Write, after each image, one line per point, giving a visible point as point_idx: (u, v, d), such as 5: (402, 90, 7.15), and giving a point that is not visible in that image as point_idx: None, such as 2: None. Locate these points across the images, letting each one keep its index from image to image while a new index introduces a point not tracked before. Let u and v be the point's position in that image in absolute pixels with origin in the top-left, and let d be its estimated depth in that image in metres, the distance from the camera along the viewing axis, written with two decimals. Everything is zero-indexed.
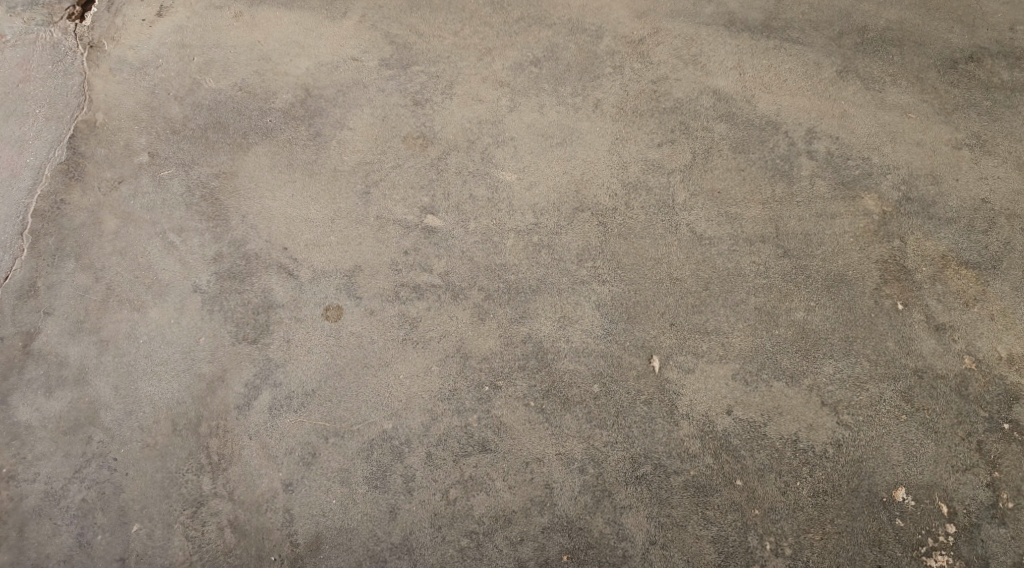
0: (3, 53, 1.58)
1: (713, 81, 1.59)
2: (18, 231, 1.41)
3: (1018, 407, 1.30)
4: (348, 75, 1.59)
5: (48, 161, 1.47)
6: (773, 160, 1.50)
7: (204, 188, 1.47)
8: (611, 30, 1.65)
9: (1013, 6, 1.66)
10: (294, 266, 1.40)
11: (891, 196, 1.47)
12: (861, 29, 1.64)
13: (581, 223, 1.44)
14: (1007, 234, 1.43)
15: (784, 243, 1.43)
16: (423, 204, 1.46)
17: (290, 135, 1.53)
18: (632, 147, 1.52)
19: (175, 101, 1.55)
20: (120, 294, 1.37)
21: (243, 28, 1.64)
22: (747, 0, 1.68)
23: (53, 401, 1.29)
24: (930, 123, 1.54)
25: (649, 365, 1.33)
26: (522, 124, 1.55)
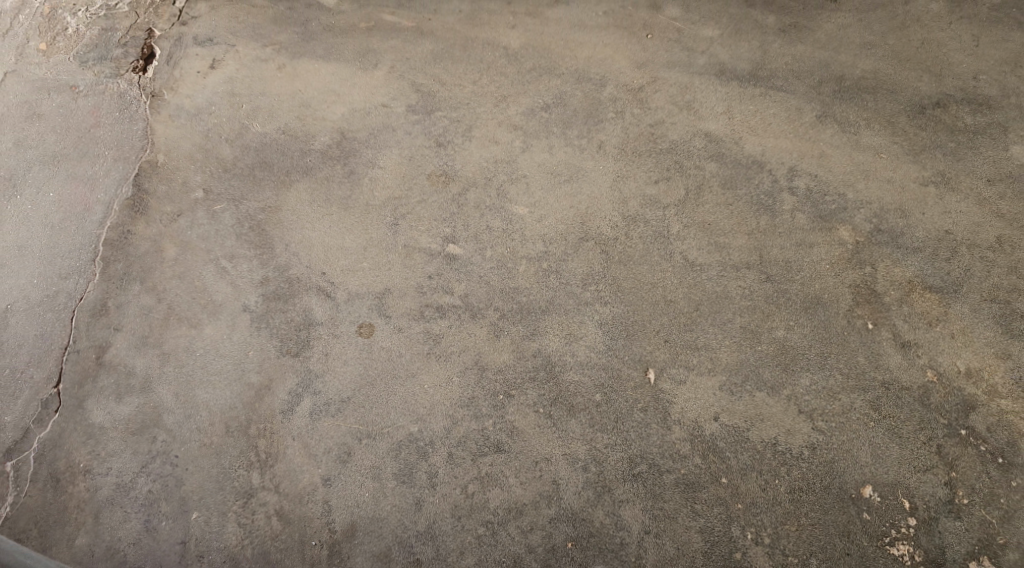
0: (76, 100, 1.80)
1: (704, 125, 1.78)
2: (91, 258, 1.61)
3: (974, 415, 1.46)
4: (378, 120, 1.79)
5: (117, 197, 1.68)
6: (758, 196, 1.68)
7: (252, 220, 1.66)
8: (614, 79, 1.85)
9: (977, 57, 1.82)
10: (332, 289, 1.59)
11: (864, 227, 1.64)
12: (839, 77, 1.82)
13: (586, 251, 1.62)
14: (967, 262, 1.59)
15: (767, 269, 1.60)
16: (446, 234, 1.65)
17: (328, 173, 1.72)
18: (632, 184, 1.70)
19: (226, 143, 1.76)
20: (180, 313, 1.56)
21: (286, 78, 1.85)
22: (736, 52, 1.87)
23: (123, 406, 1.48)
24: (899, 163, 1.70)
25: (645, 377, 1.50)
26: (533, 163, 1.74)
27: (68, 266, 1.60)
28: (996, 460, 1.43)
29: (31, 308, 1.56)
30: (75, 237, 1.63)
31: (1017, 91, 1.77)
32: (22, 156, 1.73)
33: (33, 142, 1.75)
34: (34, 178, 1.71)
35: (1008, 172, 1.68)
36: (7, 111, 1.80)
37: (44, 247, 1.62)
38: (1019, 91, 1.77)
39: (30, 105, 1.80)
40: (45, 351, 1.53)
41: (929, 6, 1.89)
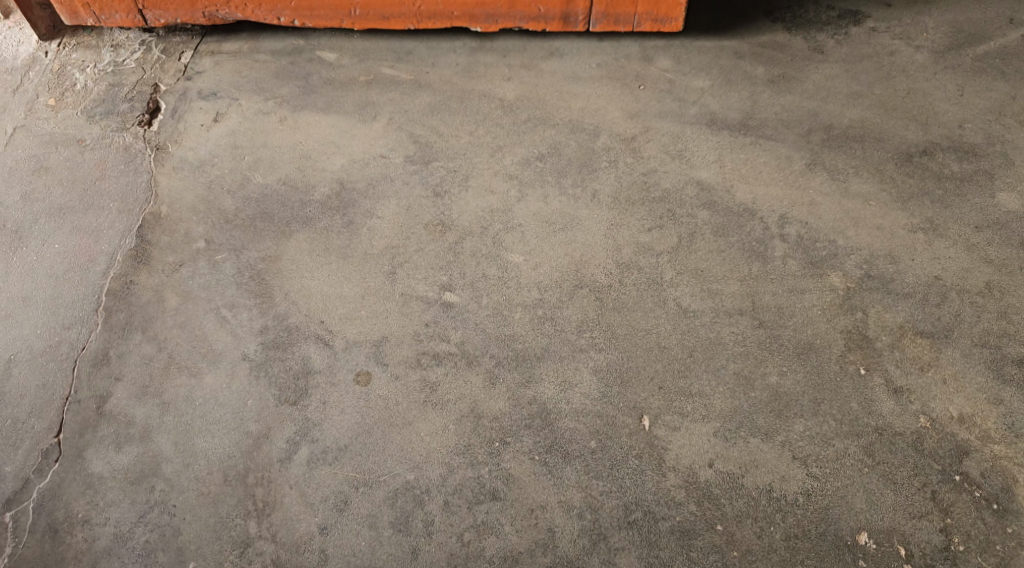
0: (83, 153, 1.86)
1: (696, 173, 1.81)
2: (94, 307, 1.64)
3: (968, 461, 1.45)
4: (376, 171, 1.84)
5: (120, 248, 1.72)
6: (750, 243, 1.71)
7: (252, 269, 1.69)
8: (607, 129, 1.90)
9: (962, 107, 1.87)
10: (330, 337, 1.61)
11: (854, 273, 1.65)
12: (827, 126, 1.87)
13: (580, 298, 1.65)
14: (957, 307, 1.60)
15: (759, 315, 1.62)
16: (442, 282, 1.68)
17: (326, 224, 1.76)
18: (626, 231, 1.73)
19: (228, 195, 1.80)
20: (181, 362, 1.58)
21: (287, 130, 1.91)
22: (725, 103, 1.93)
23: (123, 455, 1.49)
24: (887, 210, 1.73)
25: (640, 424, 1.51)
26: (529, 212, 1.77)
27: (71, 316, 1.63)
28: (991, 505, 1.41)
29: (34, 358, 1.59)
30: (78, 288, 1.66)
31: (1002, 139, 1.81)
32: (28, 209, 1.78)
33: (40, 195, 1.79)
34: (40, 230, 1.74)
35: (995, 219, 1.70)
36: (15, 165, 1.85)
37: (48, 298, 1.65)
38: (1004, 138, 1.81)
39: (38, 159, 1.85)
40: (47, 400, 1.55)
41: (914, 57, 1.98)
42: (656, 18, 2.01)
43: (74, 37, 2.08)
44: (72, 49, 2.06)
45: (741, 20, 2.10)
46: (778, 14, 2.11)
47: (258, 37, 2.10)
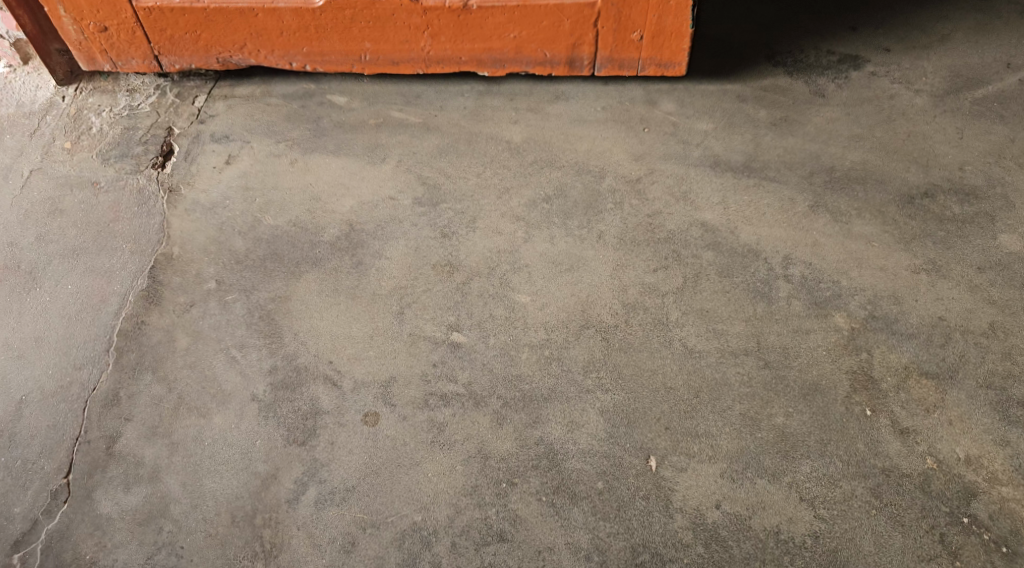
0: (97, 195, 1.90)
1: (701, 215, 1.84)
2: (106, 348, 1.66)
3: (976, 503, 1.44)
4: (385, 212, 1.87)
5: (132, 288, 1.74)
6: (754, 283, 1.72)
7: (262, 309, 1.71)
8: (612, 171, 1.93)
9: (961, 149, 1.90)
10: (339, 377, 1.62)
11: (858, 314, 1.67)
12: (829, 168, 1.89)
13: (586, 338, 1.66)
14: (961, 348, 1.61)
15: (765, 355, 1.62)
16: (450, 322, 1.69)
17: (336, 264, 1.78)
18: (631, 272, 1.75)
19: (239, 236, 1.83)
20: (190, 403, 1.59)
21: (298, 172, 1.95)
22: (729, 145, 1.96)
23: (131, 495, 1.50)
24: (890, 251, 1.75)
25: (646, 465, 1.51)
26: (535, 253, 1.79)
27: (83, 356, 1.65)
28: (1000, 548, 1.40)
29: (45, 398, 1.60)
30: (91, 328, 1.68)
31: (1002, 181, 1.83)
32: (42, 250, 1.80)
33: (54, 237, 1.82)
34: (53, 271, 1.77)
35: (997, 260, 1.72)
36: (30, 207, 1.88)
37: (60, 338, 1.67)
38: (1005, 180, 1.84)
39: (54, 201, 1.89)
40: (57, 441, 1.56)
41: (914, 100, 2.01)
42: (659, 63, 2.06)
43: (91, 82, 2.13)
44: (89, 94, 2.11)
45: (743, 64, 2.14)
46: (779, 58, 2.15)
47: (270, 82, 2.15)
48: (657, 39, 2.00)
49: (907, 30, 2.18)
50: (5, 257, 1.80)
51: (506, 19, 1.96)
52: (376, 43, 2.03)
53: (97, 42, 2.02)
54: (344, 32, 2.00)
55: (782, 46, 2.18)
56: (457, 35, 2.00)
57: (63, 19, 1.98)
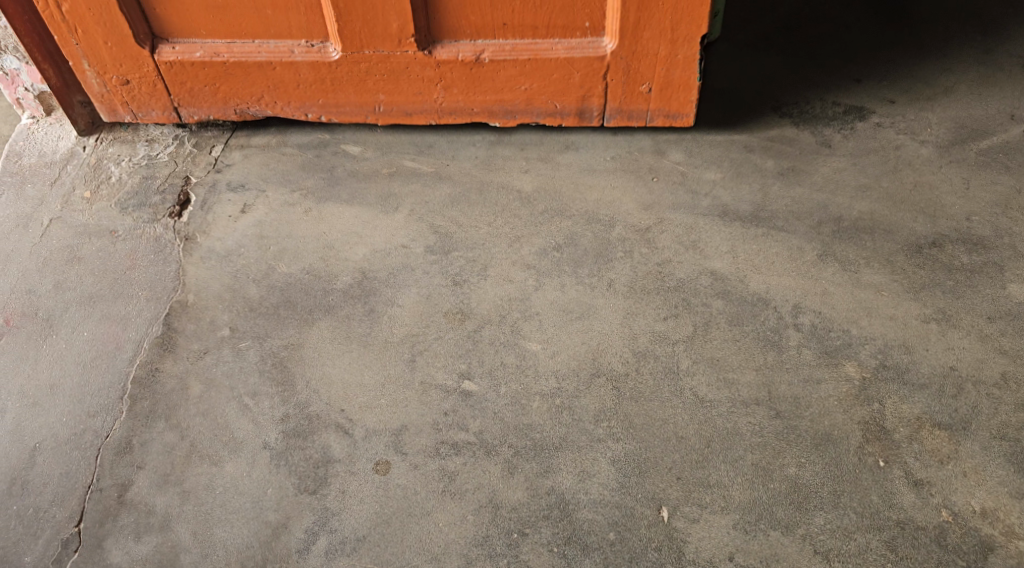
0: (114, 243, 1.93)
1: (710, 263, 1.85)
2: (119, 395, 1.67)
3: (994, 557, 1.42)
4: (398, 260, 1.89)
5: (147, 336, 1.76)
6: (764, 332, 1.73)
7: (274, 357, 1.72)
8: (622, 220, 1.95)
9: (968, 200, 1.92)
10: (350, 425, 1.63)
11: (869, 363, 1.67)
12: (837, 218, 1.91)
13: (597, 387, 1.67)
14: (974, 399, 1.60)
15: (775, 405, 1.62)
16: (461, 370, 1.70)
17: (348, 312, 1.80)
18: (642, 320, 1.77)
19: (253, 283, 1.85)
20: (202, 451, 1.60)
21: (312, 220, 1.98)
22: (737, 195, 1.99)
23: (141, 544, 1.49)
24: (899, 300, 1.76)
25: (658, 515, 1.50)
26: (546, 301, 1.81)
27: (96, 404, 1.66)
28: None
29: (58, 446, 1.60)
30: (105, 375, 1.70)
31: (1009, 231, 1.85)
32: (60, 298, 1.83)
33: (71, 284, 1.85)
34: (70, 319, 1.79)
35: (1006, 309, 1.72)
36: (49, 255, 1.91)
37: (75, 385, 1.68)
38: (1012, 231, 1.85)
39: (72, 249, 1.92)
40: (69, 489, 1.56)
41: (919, 151, 2.04)
42: (667, 114, 2.09)
43: (111, 132, 2.19)
44: (110, 144, 2.16)
45: (750, 114, 2.18)
46: (785, 109, 2.19)
47: (286, 132, 2.20)
48: (665, 91, 2.04)
49: (911, 82, 2.22)
50: (23, 304, 1.82)
51: (517, 72, 2.01)
52: (390, 95, 2.07)
53: (119, 94, 2.08)
54: (359, 84, 2.05)
55: (788, 97, 2.22)
56: (469, 87, 2.05)
57: (86, 73, 2.04)
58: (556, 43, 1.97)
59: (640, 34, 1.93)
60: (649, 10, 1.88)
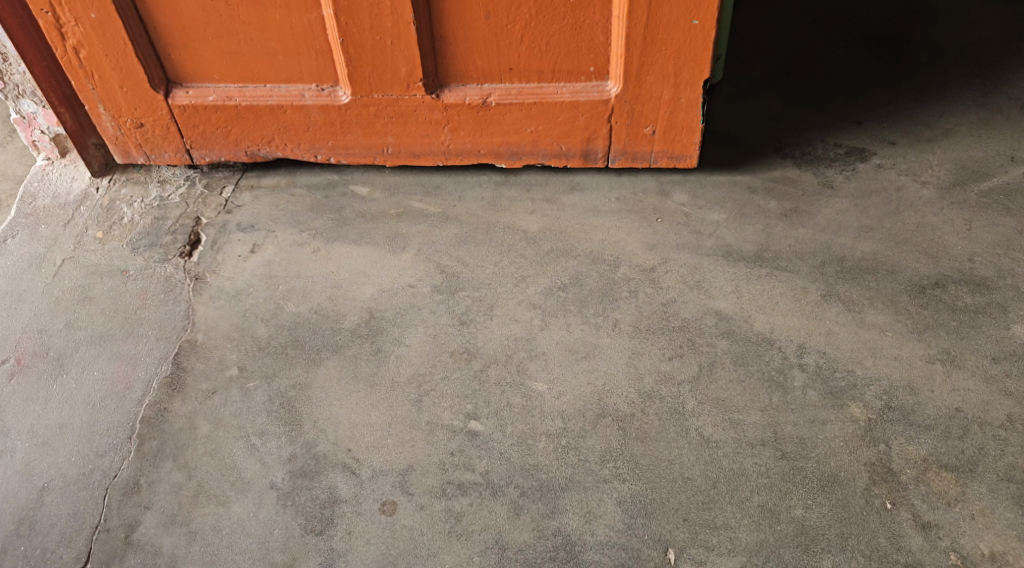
0: (125, 283, 1.95)
1: (715, 303, 1.87)
2: (128, 435, 1.68)
3: None
4: (405, 300, 1.91)
5: (156, 375, 1.77)
6: (770, 372, 1.74)
7: (282, 396, 1.73)
8: (627, 260, 1.97)
9: (970, 241, 1.94)
10: (357, 465, 1.63)
11: (874, 404, 1.67)
12: (840, 258, 1.93)
13: (603, 427, 1.67)
14: (980, 440, 1.60)
15: (781, 446, 1.62)
16: (467, 410, 1.71)
17: (356, 351, 1.81)
18: (647, 360, 1.77)
19: (261, 322, 1.87)
20: (209, 491, 1.60)
21: (320, 260, 2.00)
22: (741, 235, 2.01)
23: None
24: (904, 341, 1.76)
25: (665, 557, 1.50)
26: (552, 341, 1.82)
27: (105, 443, 1.67)
28: None
29: (67, 486, 1.61)
30: (114, 415, 1.71)
31: (1012, 272, 1.86)
32: (71, 338, 1.85)
33: (82, 324, 1.87)
34: (80, 358, 1.81)
35: (1011, 350, 1.72)
36: (61, 295, 1.93)
37: (84, 424, 1.69)
38: (1014, 272, 1.86)
39: (84, 288, 1.95)
40: (77, 529, 1.56)
41: (921, 192, 2.06)
42: (671, 155, 2.12)
43: (124, 173, 2.22)
44: (122, 185, 2.20)
45: (752, 156, 2.21)
46: (787, 150, 2.22)
47: (295, 173, 2.23)
48: (669, 133, 2.07)
49: (911, 123, 2.25)
50: (34, 343, 1.84)
51: (523, 115, 2.04)
52: (398, 137, 2.11)
53: (133, 137, 2.12)
54: (367, 126, 2.09)
55: (790, 139, 2.25)
56: (476, 129, 2.08)
57: (102, 116, 2.08)
58: (562, 86, 2.01)
59: (644, 78, 1.96)
60: (652, 55, 1.92)
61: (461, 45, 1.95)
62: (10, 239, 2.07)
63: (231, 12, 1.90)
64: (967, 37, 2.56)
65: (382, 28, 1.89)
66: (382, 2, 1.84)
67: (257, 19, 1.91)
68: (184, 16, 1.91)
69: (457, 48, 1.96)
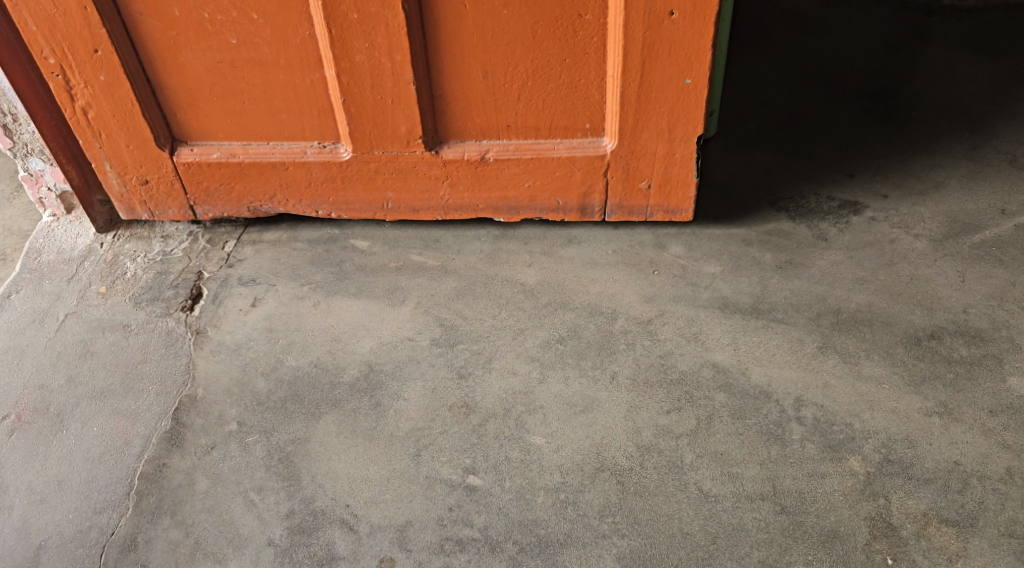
0: (127, 338, 1.97)
1: (712, 356, 1.88)
2: (126, 491, 1.67)
3: None
4: (404, 353, 1.92)
5: (156, 430, 1.78)
6: (767, 424, 1.74)
7: (281, 451, 1.73)
8: (624, 313, 1.99)
9: (964, 292, 1.95)
10: (355, 521, 1.62)
11: (873, 457, 1.66)
12: (835, 310, 1.95)
13: (602, 481, 1.66)
14: (980, 494, 1.59)
15: (781, 500, 1.61)
16: (466, 464, 1.70)
17: (355, 405, 1.82)
18: (645, 413, 1.77)
19: (261, 377, 1.88)
20: (206, 548, 1.58)
21: (320, 313, 2.02)
22: (737, 287, 2.03)
23: None
24: (901, 393, 1.77)
25: None
26: (550, 394, 1.82)
27: (103, 500, 1.66)
28: None
29: (64, 543, 1.60)
30: (113, 471, 1.71)
31: (1006, 323, 1.87)
32: (72, 393, 1.86)
33: (84, 379, 1.88)
34: (81, 414, 1.81)
35: (1008, 403, 1.72)
36: (63, 350, 1.95)
37: (83, 481, 1.69)
38: (1008, 323, 1.87)
39: (86, 343, 1.97)
40: None
41: (914, 244, 2.09)
42: (667, 209, 2.16)
43: (128, 229, 2.26)
44: (126, 240, 2.23)
45: (747, 209, 2.25)
46: (782, 203, 2.25)
47: (297, 228, 2.27)
48: (665, 187, 2.11)
49: (902, 177, 2.29)
50: (35, 399, 1.85)
51: (521, 170, 2.08)
52: (398, 192, 2.15)
53: (138, 194, 2.16)
54: (368, 182, 2.12)
55: (784, 192, 2.29)
56: (475, 184, 2.12)
57: (108, 174, 2.12)
58: (559, 142, 2.05)
59: (639, 135, 2.01)
60: (647, 112, 1.96)
61: (460, 103, 2.00)
62: (14, 294, 2.09)
63: (236, 74, 1.95)
64: (955, 91, 2.61)
65: (383, 88, 1.93)
66: (382, 63, 1.89)
67: (261, 80, 1.96)
68: (190, 77, 1.96)
69: (455, 107, 2.00)
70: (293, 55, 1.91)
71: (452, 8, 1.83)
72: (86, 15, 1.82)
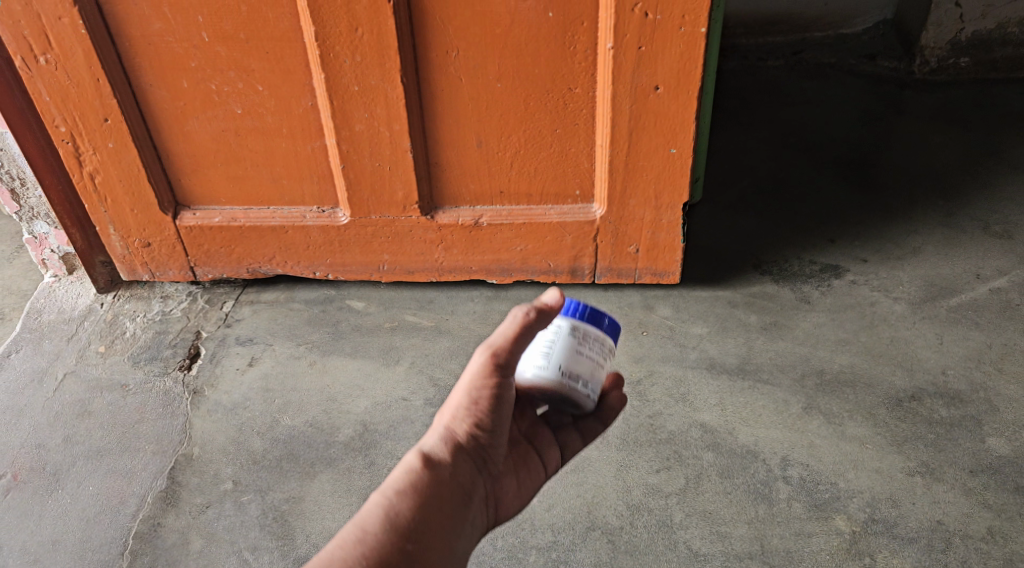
0: (124, 398, 2.00)
1: (700, 416, 1.92)
2: (120, 550, 1.68)
3: None
4: (398, 413, 1.96)
5: (151, 489, 1.80)
6: (754, 484, 1.77)
7: (276, 510, 1.75)
8: (614, 373, 2.04)
9: (942, 354, 2.02)
10: None
11: (858, 516, 1.69)
12: (819, 370, 2.01)
13: (593, 540, 1.68)
14: (963, 554, 1.62)
15: (768, 559, 1.64)
16: None
17: (350, 463, 1.84)
18: (635, 472, 1.81)
19: (258, 435, 1.91)
20: None
21: (316, 373, 2.06)
22: (723, 347, 2.09)
23: None
24: (883, 453, 1.81)
25: None
26: None
27: (96, 560, 1.67)
28: None
29: None
30: (108, 530, 1.72)
31: (983, 385, 1.93)
32: (68, 453, 1.88)
33: (80, 438, 1.91)
34: (77, 473, 1.83)
35: (987, 463, 1.77)
36: (61, 410, 1.98)
37: (77, 540, 1.70)
38: (986, 385, 1.93)
39: (83, 403, 1.99)
40: None
41: (893, 307, 2.16)
42: (655, 272, 2.23)
43: (129, 289, 2.31)
44: (126, 301, 2.27)
45: (732, 272, 2.32)
46: (765, 266, 2.33)
47: (294, 288, 2.32)
48: (652, 251, 2.18)
49: (880, 242, 2.38)
50: (31, 459, 1.87)
51: (513, 234, 2.15)
52: (394, 255, 2.21)
53: (140, 255, 2.22)
54: (365, 245, 2.19)
55: (768, 256, 2.36)
56: (469, 248, 2.19)
57: (112, 237, 2.18)
58: (550, 208, 2.13)
59: (627, 202, 2.09)
60: (634, 180, 2.05)
61: (455, 171, 2.07)
62: (14, 354, 2.12)
63: (240, 141, 2.03)
64: (929, 160, 2.72)
65: (381, 156, 2.01)
66: (382, 133, 1.98)
67: (264, 147, 2.04)
68: (196, 144, 2.04)
69: (451, 174, 2.08)
70: (296, 125, 2.00)
71: (449, 81, 1.93)
72: (98, 86, 1.91)
